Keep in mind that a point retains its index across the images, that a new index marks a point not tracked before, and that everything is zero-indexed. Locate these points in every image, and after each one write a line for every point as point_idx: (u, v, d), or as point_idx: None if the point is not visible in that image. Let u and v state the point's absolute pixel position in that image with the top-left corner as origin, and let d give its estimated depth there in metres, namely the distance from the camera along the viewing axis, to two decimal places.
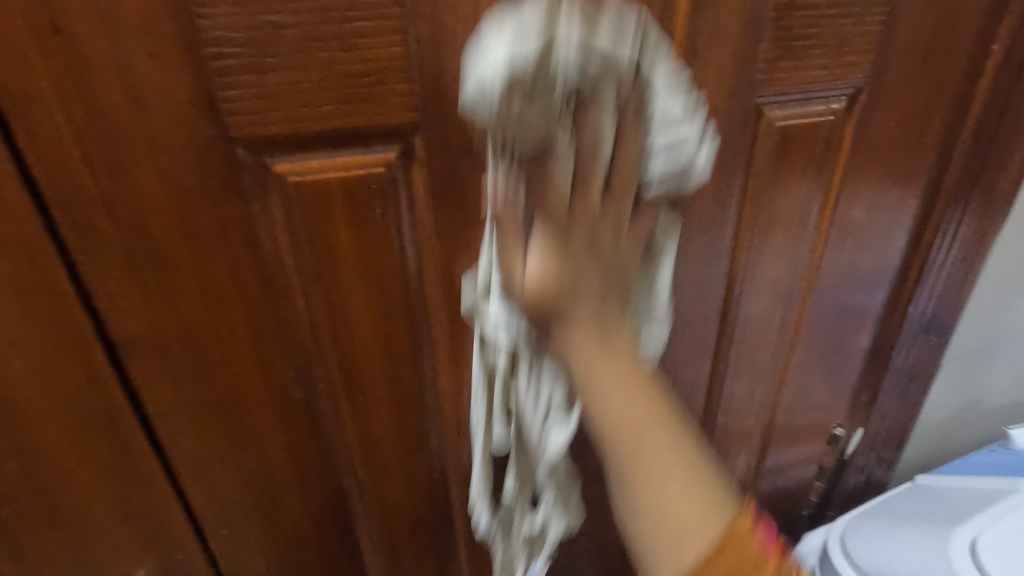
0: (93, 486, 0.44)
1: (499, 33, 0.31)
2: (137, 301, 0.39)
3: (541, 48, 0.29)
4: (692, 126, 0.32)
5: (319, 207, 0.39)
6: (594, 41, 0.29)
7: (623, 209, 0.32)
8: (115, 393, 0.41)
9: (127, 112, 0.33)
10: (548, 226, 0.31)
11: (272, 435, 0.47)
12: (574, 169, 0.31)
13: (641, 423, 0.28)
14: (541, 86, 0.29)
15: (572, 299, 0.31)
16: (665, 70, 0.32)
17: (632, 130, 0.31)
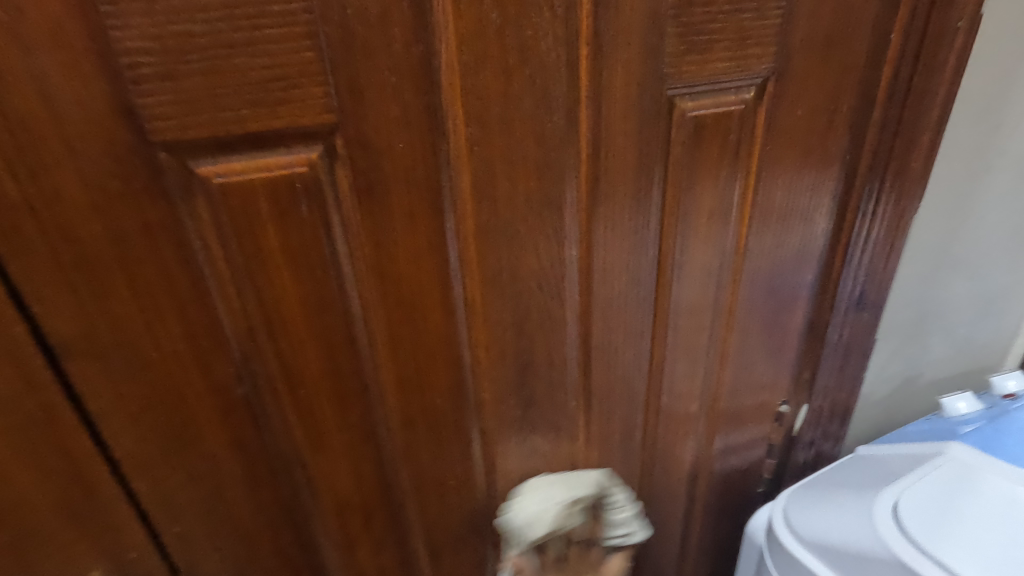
0: (36, 490, 0.45)
1: (532, 492, 0.60)
2: (70, 303, 0.40)
3: (558, 500, 0.59)
4: (633, 521, 0.64)
5: (244, 207, 0.41)
6: (577, 529, 0.62)
7: (594, 562, 0.63)
8: (54, 396, 0.42)
9: (46, 119, 0.35)
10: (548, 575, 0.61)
11: (217, 433, 0.48)
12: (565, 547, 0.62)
13: None
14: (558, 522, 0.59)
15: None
16: (620, 496, 0.64)
17: (598, 526, 0.63)
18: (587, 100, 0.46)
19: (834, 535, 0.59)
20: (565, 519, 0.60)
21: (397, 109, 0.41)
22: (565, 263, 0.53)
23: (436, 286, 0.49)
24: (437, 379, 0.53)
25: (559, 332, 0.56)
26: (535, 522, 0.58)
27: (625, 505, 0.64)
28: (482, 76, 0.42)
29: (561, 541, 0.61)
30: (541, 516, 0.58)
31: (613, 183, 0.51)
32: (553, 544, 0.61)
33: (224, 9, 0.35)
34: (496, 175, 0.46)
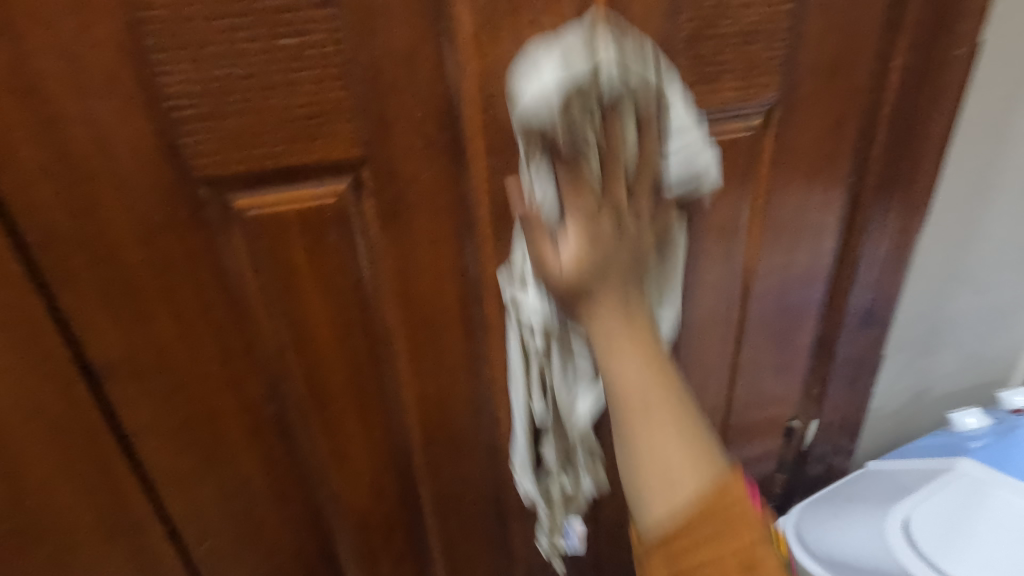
0: (76, 506, 0.47)
1: (547, 53, 0.37)
2: (113, 328, 0.42)
3: (588, 63, 0.35)
4: (697, 135, 0.40)
5: (277, 237, 0.43)
6: (628, 128, 0.37)
7: (648, 170, 0.37)
8: (95, 417, 0.44)
9: (98, 160, 0.37)
10: (589, 211, 0.35)
11: (247, 450, 0.50)
12: (602, 171, 0.36)
13: (648, 394, 0.34)
14: (591, 88, 0.35)
15: (618, 259, 0.35)
16: (681, 105, 0.39)
17: (651, 142, 0.37)
18: None
19: (845, 554, 0.60)
20: (603, 70, 0.36)
21: (421, 142, 0.44)
22: None
23: (457, 308, 0.51)
24: (457, 397, 0.55)
25: None
26: (570, 89, 0.35)
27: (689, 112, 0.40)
28: (503, 109, 0.45)
29: (607, 137, 0.36)
30: (580, 75, 0.35)
31: None
32: (591, 136, 0.36)
33: (262, 54, 0.38)
34: None
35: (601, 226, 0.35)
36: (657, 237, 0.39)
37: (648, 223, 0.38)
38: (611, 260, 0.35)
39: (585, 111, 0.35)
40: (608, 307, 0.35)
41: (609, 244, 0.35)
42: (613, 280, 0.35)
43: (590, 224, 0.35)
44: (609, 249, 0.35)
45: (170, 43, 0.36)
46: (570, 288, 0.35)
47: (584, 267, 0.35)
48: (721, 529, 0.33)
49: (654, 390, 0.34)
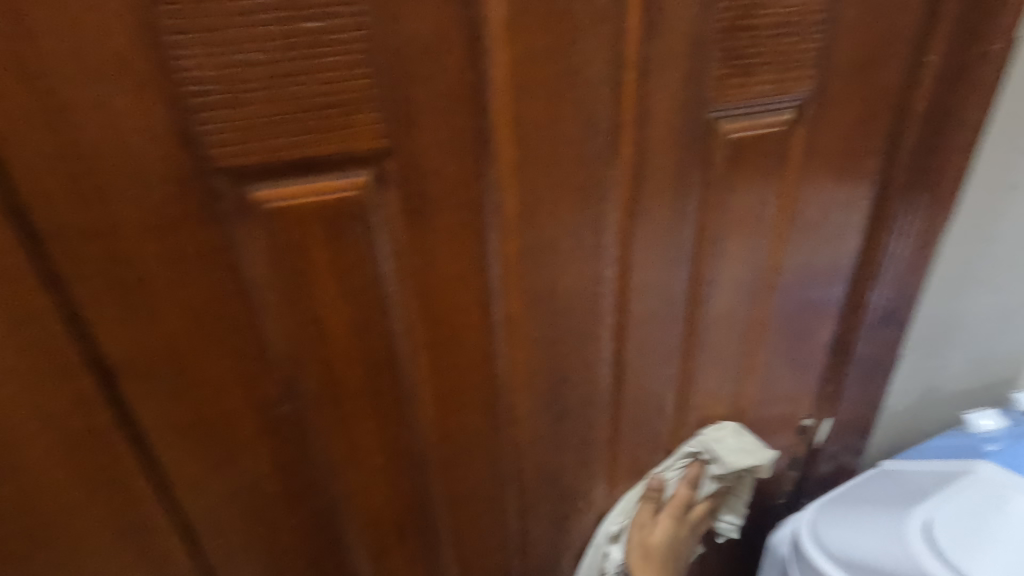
0: (83, 506, 0.45)
1: (722, 428, 0.68)
2: (123, 325, 0.40)
3: (735, 463, 0.65)
4: (737, 528, 0.72)
5: (295, 231, 0.41)
6: (725, 490, 0.69)
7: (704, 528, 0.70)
8: (106, 415, 0.42)
9: (107, 149, 0.35)
10: (674, 530, 0.66)
11: (260, 450, 0.48)
12: (703, 506, 0.68)
13: None
14: (719, 476, 0.67)
15: (665, 554, 0.65)
16: (734, 519, 0.71)
17: (707, 516, 0.70)
18: (629, 122, 0.47)
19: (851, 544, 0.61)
20: (729, 476, 0.67)
21: (446, 134, 0.42)
22: (602, 281, 0.53)
23: (477, 306, 0.49)
24: (474, 396, 0.54)
25: (593, 350, 0.57)
26: (720, 461, 0.66)
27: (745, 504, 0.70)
28: (531, 100, 0.43)
29: (709, 494, 0.68)
30: (742, 461, 0.65)
31: (651, 203, 0.51)
32: (709, 480, 0.68)
33: (282, 38, 0.35)
34: (540, 197, 0.47)
35: (678, 536, 0.66)
36: (692, 546, 0.69)
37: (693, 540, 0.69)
38: (676, 544, 0.66)
39: (716, 472, 0.67)
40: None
41: (671, 549, 0.66)
42: (662, 565, 0.65)
43: (672, 519, 0.66)
44: (676, 542, 0.66)
45: (184, 25, 0.33)
46: (642, 556, 0.65)
47: (661, 543, 0.65)
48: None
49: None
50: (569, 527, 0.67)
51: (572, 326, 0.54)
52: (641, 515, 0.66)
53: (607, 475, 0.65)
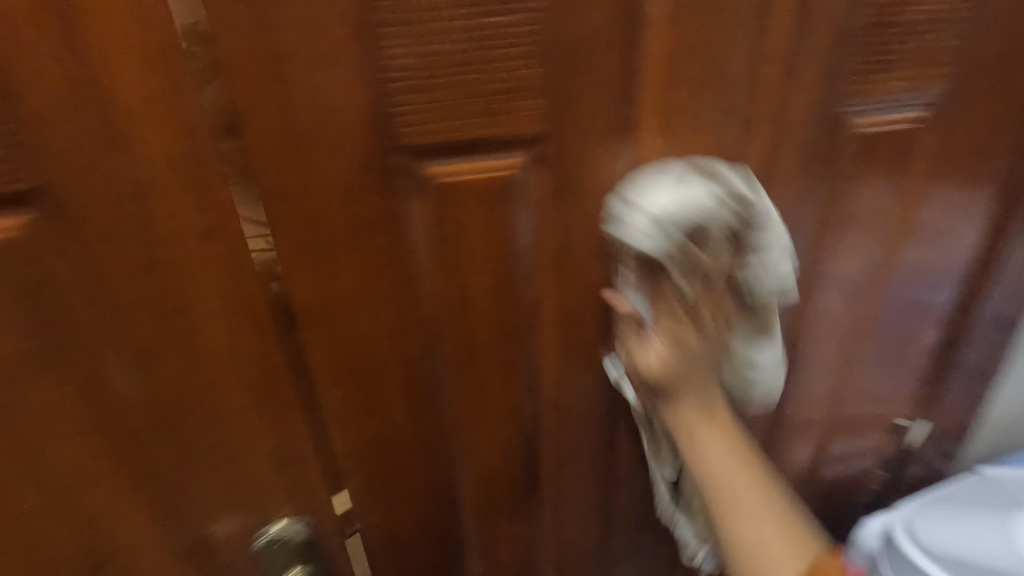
0: (254, 436, 0.52)
1: (671, 181, 0.46)
2: (306, 278, 0.46)
3: (706, 203, 0.45)
4: (785, 271, 0.49)
5: (455, 204, 0.46)
6: (718, 270, 0.47)
7: (726, 305, 0.49)
8: (284, 355, 0.49)
9: (316, 126, 0.41)
10: (680, 331, 0.50)
11: (399, 398, 0.54)
12: (688, 290, 0.47)
13: (734, 471, 0.52)
14: (699, 235, 0.45)
15: (682, 372, 0.50)
16: (773, 258, 0.47)
17: (721, 287, 0.48)
18: (763, 115, 0.49)
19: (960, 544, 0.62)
20: (706, 233, 0.45)
21: (595, 121, 0.45)
22: None
23: (602, 284, 0.53)
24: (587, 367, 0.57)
25: None
26: (661, 226, 0.45)
27: (777, 237, 0.47)
28: (675, 91, 0.46)
29: (689, 276, 0.47)
30: (706, 206, 0.45)
31: (774, 193, 0.53)
32: (682, 279, 0.47)
33: (469, 32, 0.40)
34: None
35: (687, 346, 0.50)
36: (716, 346, 0.51)
37: (727, 343, 0.52)
38: (691, 366, 0.51)
39: (649, 257, 0.46)
40: (693, 420, 0.51)
41: (685, 362, 0.50)
42: (693, 397, 0.51)
43: (675, 330, 0.50)
44: (687, 351, 0.50)
45: (391, 19, 0.38)
46: (660, 384, 0.51)
47: (663, 366, 0.50)
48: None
49: (744, 477, 0.52)
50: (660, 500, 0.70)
51: None
52: (636, 332, 0.52)
53: None
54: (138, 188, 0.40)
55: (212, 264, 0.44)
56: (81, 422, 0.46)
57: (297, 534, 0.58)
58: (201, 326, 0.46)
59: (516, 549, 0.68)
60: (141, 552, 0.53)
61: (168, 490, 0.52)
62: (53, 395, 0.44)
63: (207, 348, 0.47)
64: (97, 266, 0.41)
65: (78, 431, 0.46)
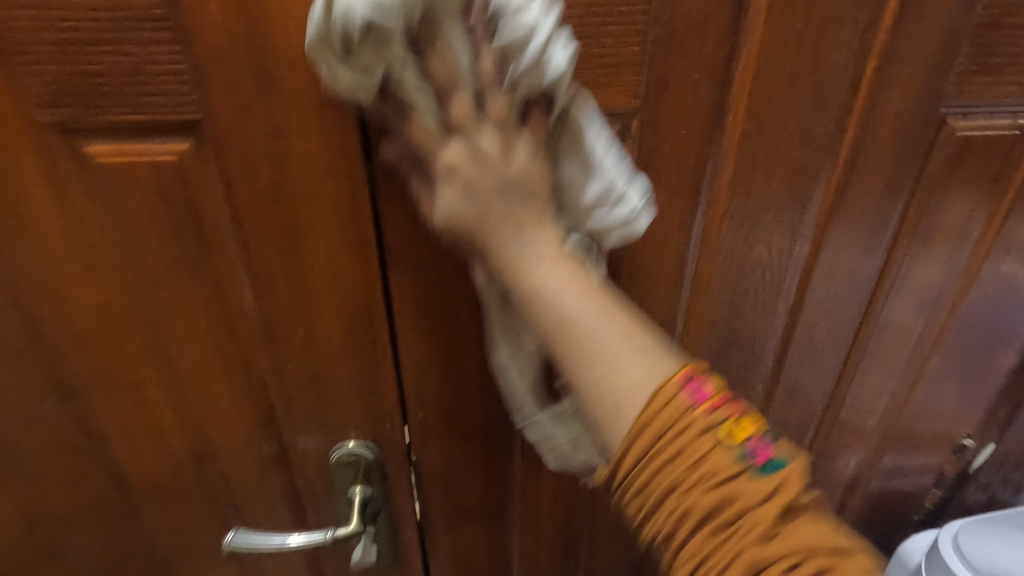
0: (343, 360, 0.58)
1: None
2: (406, 224, 0.51)
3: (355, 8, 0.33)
4: (546, 57, 0.36)
5: None
6: (462, 51, 0.36)
7: (501, 113, 0.37)
8: (376, 292, 0.54)
9: None
10: (444, 158, 0.38)
11: (472, 344, 0.59)
12: (434, 108, 0.38)
13: (584, 308, 0.39)
14: (364, 43, 0.35)
15: (494, 207, 0.39)
16: (539, 32, 0.36)
17: (488, 80, 0.37)
18: (860, 109, 0.49)
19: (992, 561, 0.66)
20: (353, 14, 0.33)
21: (690, 102, 0.47)
22: (793, 256, 0.57)
23: (676, 260, 0.55)
24: None
25: (767, 320, 0.61)
26: (346, 33, 0.34)
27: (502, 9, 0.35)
28: (773, 79, 0.47)
29: (420, 86, 0.37)
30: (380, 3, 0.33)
31: (861, 189, 0.53)
32: (416, 84, 0.37)
33: (584, 8, 0.42)
34: (757, 169, 0.51)
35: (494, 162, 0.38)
36: (524, 158, 0.39)
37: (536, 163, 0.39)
38: (506, 183, 0.39)
39: (376, 75, 0.36)
40: (521, 247, 0.40)
41: (496, 185, 0.38)
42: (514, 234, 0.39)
43: (477, 153, 0.38)
44: (491, 172, 0.38)
45: None
46: (478, 224, 0.40)
47: (447, 211, 0.40)
48: (672, 438, 0.38)
49: (594, 305, 0.39)
50: None
51: (752, 292, 0.59)
52: (425, 149, 0.40)
53: None
54: (278, 126, 0.45)
55: (329, 201, 0.49)
56: (210, 325, 0.54)
57: (367, 455, 0.64)
58: (312, 255, 0.51)
59: (558, 499, 0.74)
60: (240, 446, 0.62)
61: (263, 395, 0.59)
62: (189, 298, 0.52)
63: (314, 275, 0.53)
64: (237, 195, 0.48)
65: (206, 334, 0.55)
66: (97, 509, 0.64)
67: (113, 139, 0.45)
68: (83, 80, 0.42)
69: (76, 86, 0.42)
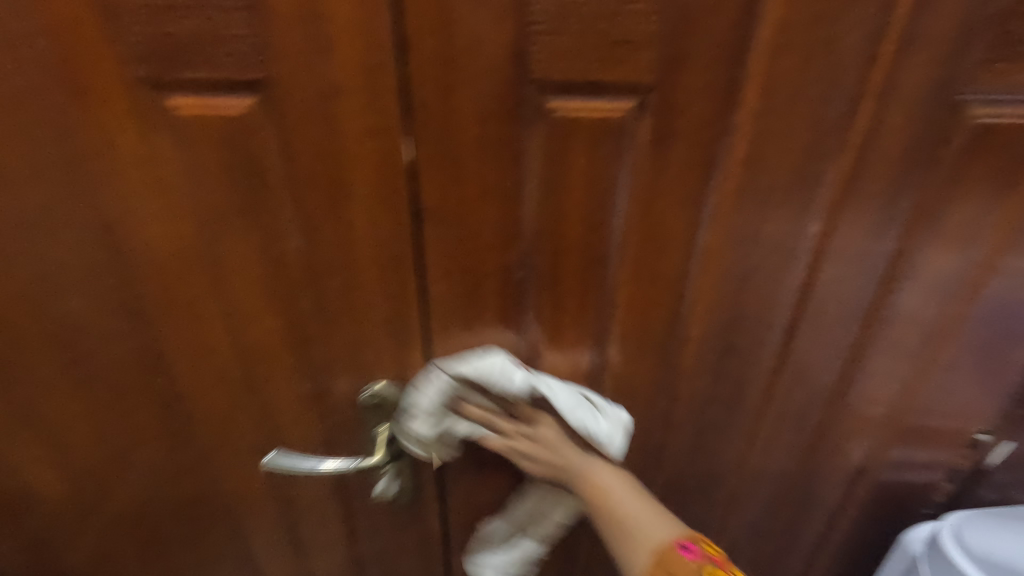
0: (375, 305, 0.64)
1: (410, 397, 0.68)
2: (437, 182, 0.56)
3: (411, 435, 0.68)
4: (515, 377, 0.65)
5: (568, 137, 0.54)
6: (465, 423, 0.69)
7: (527, 446, 0.70)
8: (408, 244, 0.60)
9: (467, 54, 0.50)
10: (511, 454, 0.71)
11: (492, 301, 0.64)
12: (480, 432, 0.70)
13: (608, 500, 0.67)
14: (441, 440, 0.69)
15: (546, 452, 0.70)
16: (506, 379, 0.65)
17: (496, 440, 0.70)
18: (875, 92, 0.51)
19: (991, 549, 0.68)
20: (419, 431, 0.67)
21: (706, 79, 0.50)
22: (804, 235, 0.59)
23: (687, 232, 0.59)
24: (659, 307, 0.64)
25: (777, 297, 0.63)
26: (426, 447, 0.69)
27: (474, 374, 0.64)
28: (788, 59, 0.50)
29: (476, 436, 0.70)
30: (423, 417, 0.67)
31: (873, 172, 0.55)
32: (466, 424, 0.69)
33: None
34: (769, 147, 0.54)
35: (534, 438, 0.69)
36: (556, 433, 0.69)
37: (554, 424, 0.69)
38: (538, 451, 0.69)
39: (446, 445, 0.70)
40: (571, 465, 0.69)
41: (543, 452, 0.69)
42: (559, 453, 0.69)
43: (524, 446, 0.70)
44: (538, 443, 0.70)
45: None
46: (550, 469, 0.71)
47: (535, 465, 0.71)
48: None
49: (623, 493, 0.68)
50: (708, 452, 0.76)
51: (761, 269, 0.61)
52: (499, 448, 0.71)
53: (755, 414, 0.73)
54: (329, 86, 0.51)
55: (371, 157, 0.55)
56: (262, 265, 0.61)
57: (394, 395, 0.70)
58: (354, 206, 0.58)
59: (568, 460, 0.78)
60: (282, 379, 0.70)
61: (304, 334, 0.66)
62: (245, 238, 0.59)
63: (354, 225, 0.59)
64: (292, 147, 0.54)
65: (258, 273, 0.62)
66: (159, 425, 0.74)
67: (190, 92, 0.52)
68: (169, 40, 0.49)
69: (164, 46, 0.49)
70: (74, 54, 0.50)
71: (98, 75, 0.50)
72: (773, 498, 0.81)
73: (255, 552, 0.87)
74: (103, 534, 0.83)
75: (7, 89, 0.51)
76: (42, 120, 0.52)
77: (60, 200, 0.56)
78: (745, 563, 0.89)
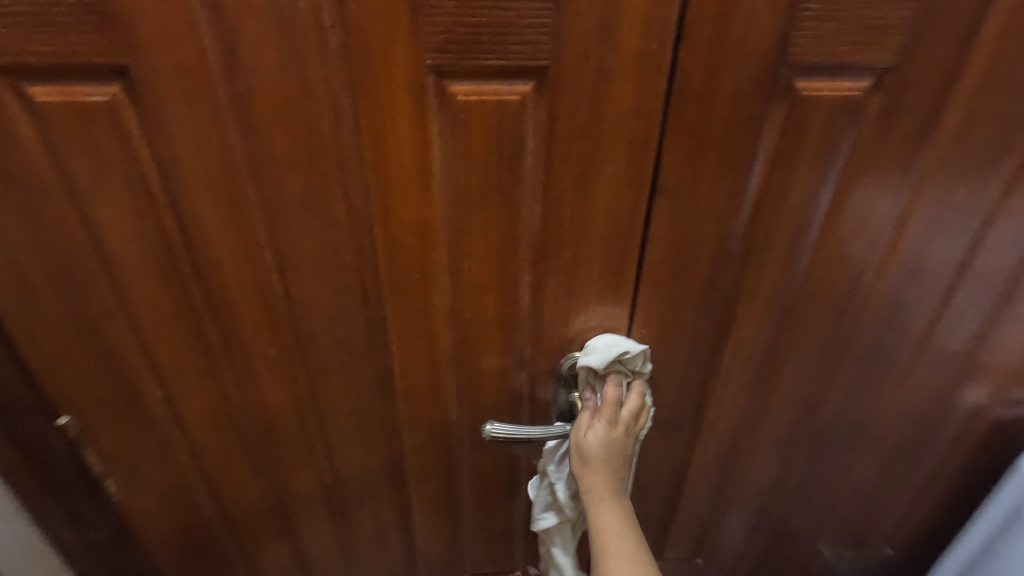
0: (594, 278, 0.68)
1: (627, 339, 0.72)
2: (680, 160, 0.60)
3: (610, 347, 0.70)
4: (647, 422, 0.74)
5: (806, 114, 0.59)
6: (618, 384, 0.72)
7: (608, 436, 0.69)
8: (637, 219, 0.64)
9: (738, 39, 0.54)
10: (597, 425, 0.69)
11: (701, 269, 0.69)
12: (606, 396, 0.70)
13: (617, 529, 0.68)
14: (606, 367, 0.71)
15: (613, 458, 0.69)
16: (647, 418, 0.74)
17: (608, 411, 0.69)
18: None
19: None
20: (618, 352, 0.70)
21: (938, 59, 0.57)
22: (985, 198, 0.66)
23: (887, 197, 0.65)
24: (847, 266, 0.71)
25: (949, 253, 0.70)
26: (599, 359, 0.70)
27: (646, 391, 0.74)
28: (1012, 41, 0.56)
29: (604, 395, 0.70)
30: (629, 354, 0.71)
31: None
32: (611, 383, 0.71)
33: None
34: (975, 119, 0.60)
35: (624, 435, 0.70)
36: (626, 463, 0.71)
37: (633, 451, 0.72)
38: (614, 448, 0.69)
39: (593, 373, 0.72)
40: (614, 483, 0.69)
41: (614, 452, 0.69)
42: (619, 463, 0.70)
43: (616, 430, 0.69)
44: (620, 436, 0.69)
45: None
46: (595, 468, 0.69)
47: (589, 450, 0.69)
48: None
49: (632, 537, 0.69)
50: (856, 396, 0.85)
51: (945, 229, 0.68)
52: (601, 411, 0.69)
53: (905, 361, 0.81)
54: (604, 71, 0.54)
55: (625, 138, 0.58)
56: (497, 244, 0.64)
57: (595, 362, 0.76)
58: (597, 185, 0.61)
59: (733, 414, 0.85)
60: (490, 352, 0.73)
61: (519, 309, 0.70)
62: (489, 219, 0.62)
63: (593, 203, 0.62)
64: (557, 130, 0.57)
65: (490, 252, 0.65)
66: (360, 403, 0.76)
67: (471, 80, 0.54)
68: (469, 30, 0.51)
69: (462, 35, 0.51)
70: (369, 43, 0.51)
71: (389, 62, 0.52)
72: (900, 437, 0.91)
73: (421, 515, 0.92)
74: (284, 506, 0.87)
75: (295, 78, 0.52)
76: (322, 106, 0.54)
77: (320, 186, 0.58)
78: (866, 496, 0.99)
